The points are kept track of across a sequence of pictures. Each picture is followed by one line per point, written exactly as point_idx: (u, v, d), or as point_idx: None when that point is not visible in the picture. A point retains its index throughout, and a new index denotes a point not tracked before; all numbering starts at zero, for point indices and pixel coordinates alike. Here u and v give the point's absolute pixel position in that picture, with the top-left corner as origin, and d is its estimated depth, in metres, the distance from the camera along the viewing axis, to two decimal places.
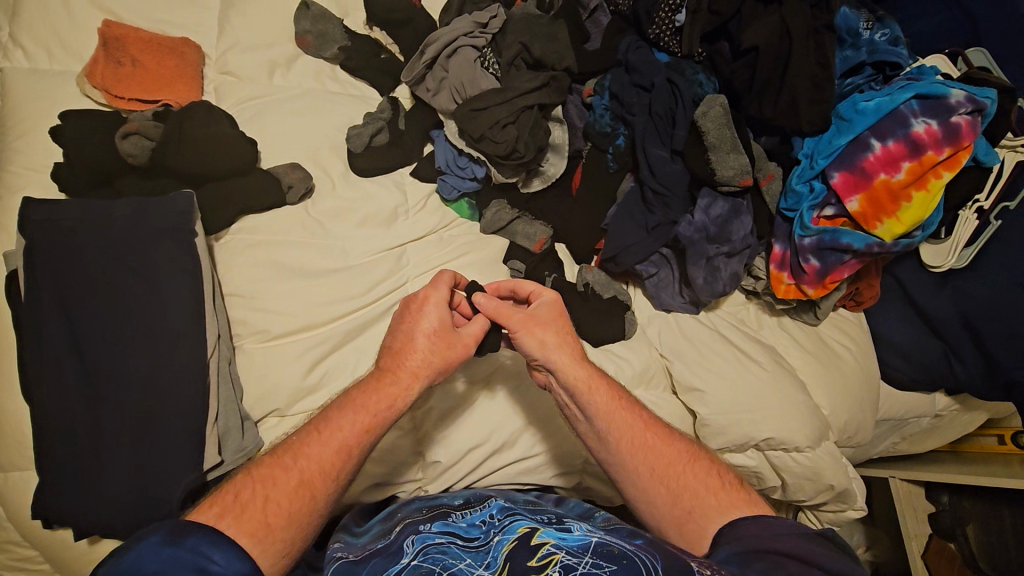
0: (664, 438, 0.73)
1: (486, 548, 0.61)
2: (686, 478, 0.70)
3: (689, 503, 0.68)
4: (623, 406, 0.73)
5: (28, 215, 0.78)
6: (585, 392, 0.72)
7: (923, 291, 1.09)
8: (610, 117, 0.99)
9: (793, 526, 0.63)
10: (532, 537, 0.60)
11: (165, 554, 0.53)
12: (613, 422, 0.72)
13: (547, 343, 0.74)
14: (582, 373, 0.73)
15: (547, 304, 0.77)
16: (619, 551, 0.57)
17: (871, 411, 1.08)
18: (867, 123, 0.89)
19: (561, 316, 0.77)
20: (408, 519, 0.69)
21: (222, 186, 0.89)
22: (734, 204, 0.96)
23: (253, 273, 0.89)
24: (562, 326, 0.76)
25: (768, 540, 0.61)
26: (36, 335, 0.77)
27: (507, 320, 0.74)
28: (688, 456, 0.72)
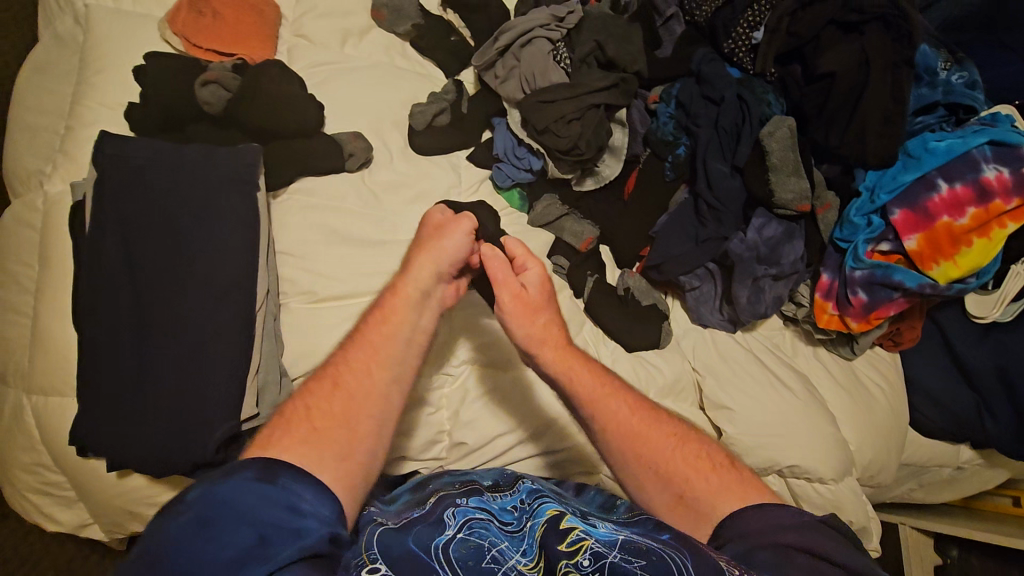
0: (654, 417, 0.70)
1: (522, 534, 0.62)
2: (672, 463, 0.67)
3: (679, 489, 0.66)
4: (609, 392, 0.70)
5: (101, 148, 0.80)
6: (565, 379, 0.71)
7: (964, 341, 1.08)
8: (673, 125, 0.99)
9: (797, 514, 0.60)
10: (561, 521, 0.61)
11: (258, 490, 0.52)
12: (596, 409, 0.69)
13: (528, 334, 0.72)
14: (562, 363, 0.71)
15: (534, 274, 0.75)
16: (647, 547, 0.57)
17: (895, 452, 1.07)
18: (935, 163, 0.88)
19: (549, 291, 0.75)
20: (442, 492, 0.70)
21: (289, 145, 0.90)
22: (788, 227, 0.96)
23: (304, 234, 0.90)
24: (550, 299, 0.75)
25: (785, 536, 0.58)
26: (95, 266, 0.78)
27: (500, 290, 0.72)
28: (669, 439, 0.68)
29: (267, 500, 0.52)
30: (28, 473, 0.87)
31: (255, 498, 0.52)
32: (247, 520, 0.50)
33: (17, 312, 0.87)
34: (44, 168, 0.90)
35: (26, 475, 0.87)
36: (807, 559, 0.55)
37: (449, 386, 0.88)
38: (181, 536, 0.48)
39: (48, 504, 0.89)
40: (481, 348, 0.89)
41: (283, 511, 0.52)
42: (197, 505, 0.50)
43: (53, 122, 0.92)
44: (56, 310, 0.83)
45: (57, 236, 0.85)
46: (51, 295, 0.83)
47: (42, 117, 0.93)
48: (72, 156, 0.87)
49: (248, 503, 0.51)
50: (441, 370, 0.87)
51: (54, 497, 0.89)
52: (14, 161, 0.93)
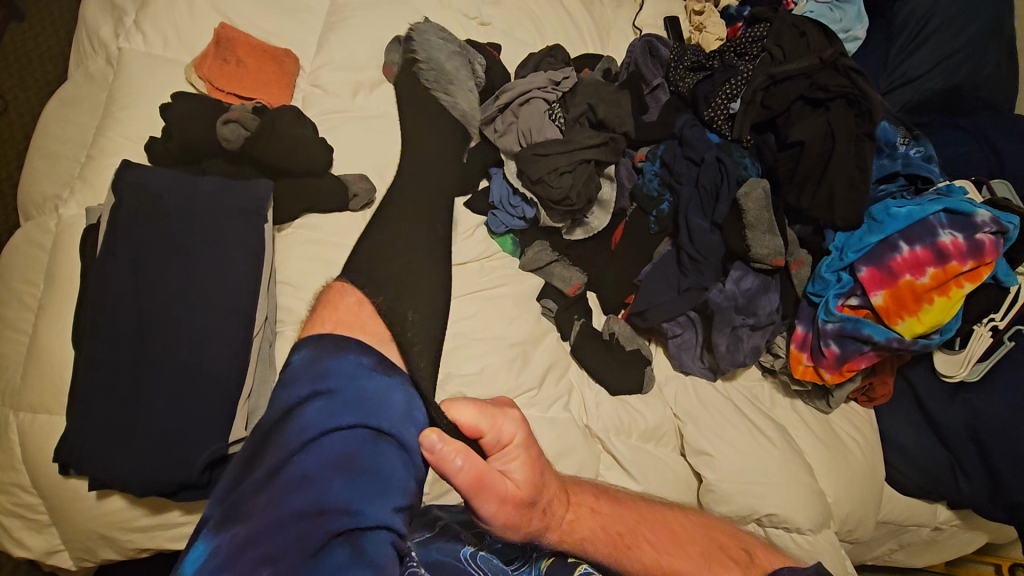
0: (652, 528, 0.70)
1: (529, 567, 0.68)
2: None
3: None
4: (631, 542, 0.68)
5: (122, 175, 0.84)
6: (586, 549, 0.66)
7: (934, 399, 1.12)
8: (658, 182, 1.06)
9: None
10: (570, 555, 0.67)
11: (380, 378, 0.66)
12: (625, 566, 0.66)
13: (533, 529, 0.62)
14: (578, 537, 0.66)
15: (511, 449, 0.61)
16: None
17: (872, 509, 1.09)
18: (897, 226, 0.95)
19: (534, 453, 0.64)
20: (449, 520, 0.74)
21: (298, 182, 0.96)
22: (763, 280, 1.01)
23: (305, 266, 0.94)
24: (539, 459, 0.65)
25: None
26: (100, 286, 0.81)
27: (484, 502, 0.58)
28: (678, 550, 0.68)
29: (379, 411, 0.62)
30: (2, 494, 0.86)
31: (372, 401, 0.63)
32: (361, 417, 0.60)
33: (16, 329, 0.88)
34: (60, 192, 0.95)
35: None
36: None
37: None
38: (312, 416, 0.59)
39: (18, 527, 0.87)
40: (477, 385, 0.93)
41: (400, 400, 0.65)
42: (326, 390, 0.62)
43: (75, 151, 0.98)
44: (56, 327, 0.85)
45: (67, 256, 0.88)
46: (53, 312, 0.85)
47: (64, 146, 0.98)
48: (91, 182, 0.92)
49: (367, 393, 0.63)
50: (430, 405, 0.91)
51: (25, 520, 0.87)
52: (31, 185, 0.97)
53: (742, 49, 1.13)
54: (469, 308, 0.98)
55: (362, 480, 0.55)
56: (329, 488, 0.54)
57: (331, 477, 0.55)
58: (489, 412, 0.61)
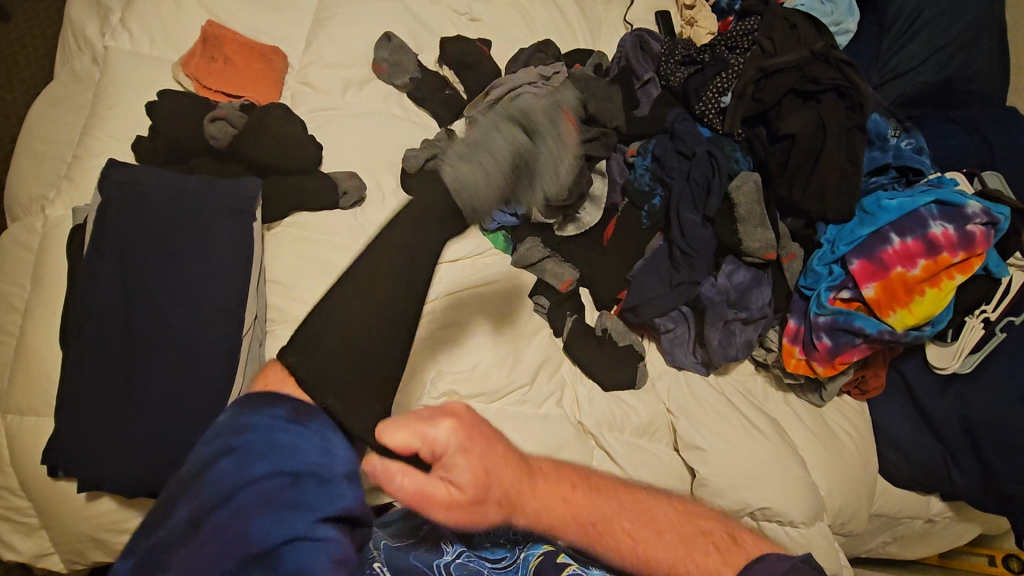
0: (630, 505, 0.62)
1: (514, 567, 0.63)
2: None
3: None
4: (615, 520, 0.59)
5: (109, 174, 0.84)
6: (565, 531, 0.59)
7: (927, 391, 1.12)
8: (649, 177, 1.06)
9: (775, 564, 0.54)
10: (558, 556, 0.63)
11: (296, 431, 0.50)
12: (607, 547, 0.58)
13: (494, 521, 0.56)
14: (553, 520, 0.58)
15: (452, 451, 0.53)
16: None
17: (865, 503, 1.09)
18: (889, 218, 0.95)
19: (485, 447, 0.56)
20: None
21: (288, 180, 0.95)
22: (756, 274, 1.02)
23: (294, 264, 0.94)
24: (493, 451, 0.56)
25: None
26: (88, 286, 0.80)
27: (426, 511, 0.52)
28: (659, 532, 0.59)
29: (299, 445, 0.50)
30: None
31: (287, 440, 0.50)
32: (273, 462, 0.48)
33: (3, 331, 0.87)
34: (46, 192, 0.94)
35: None
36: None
37: None
38: (218, 465, 0.48)
39: (7, 531, 0.86)
40: (468, 383, 0.93)
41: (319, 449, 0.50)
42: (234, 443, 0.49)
43: (60, 151, 0.97)
44: (43, 328, 0.84)
45: (53, 257, 0.87)
46: (40, 313, 0.85)
47: (50, 145, 0.97)
48: (78, 182, 0.91)
49: (283, 439, 0.49)
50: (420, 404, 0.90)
51: (14, 523, 0.86)
52: (18, 186, 0.96)
53: (732, 43, 1.13)
54: (460, 305, 0.97)
55: (280, 517, 0.46)
56: (245, 532, 0.45)
57: (246, 520, 0.46)
58: (414, 423, 0.52)
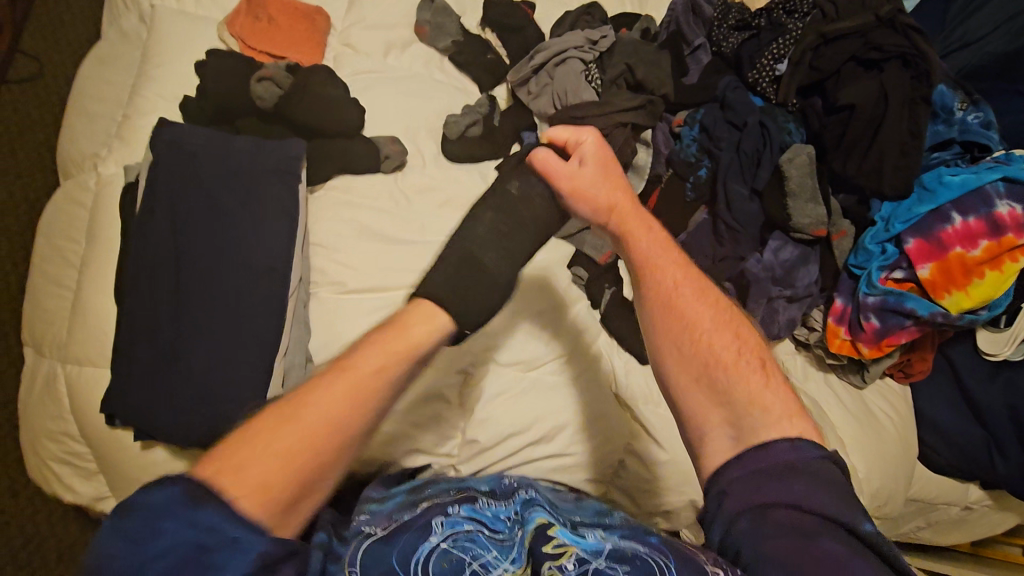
0: (699, 295, 0.68)
1: (512, 543, 0.66)
2: (673, 363, 0.65)
3: (682, 397, 0.64)
4: (696, 283, 0.69)
5: (160, 133, 0.85)
6: (648, 273, 0.69)
7: (974, 377, 1.10)
8: (697, 147, 1.03)
9: (795, 455, 0.58)
10: (549, 529, 0.65)
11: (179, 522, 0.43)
12: (668, 312, 0.67)
13: (596, 207, 0.74)
14: (641, 253, 0.71)
15: (591, 156, 0.76)
16: (633, 553, 0.61)
17: (902, 486, 1.08)
18: (950, 196, 0.90)
19: (617, 181, 0.75)
20: (436, 498, 0.73)
21: (331, 144, 0.96)
22: (803, 251, 0.99)
23: (338, 228, 0.94)
24: (613, 182, 0.75)
25: (766, 489, 0.57)
26: (141, 243, 0.82)
27: (556, 178, 0.75)
28: (711, 327, 0.66)
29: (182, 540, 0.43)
30: (54, 441, 0.90)
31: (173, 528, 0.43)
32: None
33: (62, 285, 0.91)
34: (98, 151, 0.96)
35: (51, 443, 0.90)
36: (785, 515, 0.55)
37: (465, 384, 0.92)
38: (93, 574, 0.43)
39: (68, 474, 0.92)
40: (507, 352, 0.94)
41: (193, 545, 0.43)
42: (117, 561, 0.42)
43: (112, 110, 0.99)
44: (98, 282, 0.87)
45: (106, 213, 0.89)
46: (94, 268, 0.87)
47: (101, 105, 0.99)
48: (127, 140, 0.93)
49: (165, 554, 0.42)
50: (459, 369, 0.91)
51: (74, 467, 0.91)
52: (71, 143, 0.98)
53: (791, 6, 1.07)
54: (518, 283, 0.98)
55: None
56: None
57: None
58: (575, 130, 0.78)
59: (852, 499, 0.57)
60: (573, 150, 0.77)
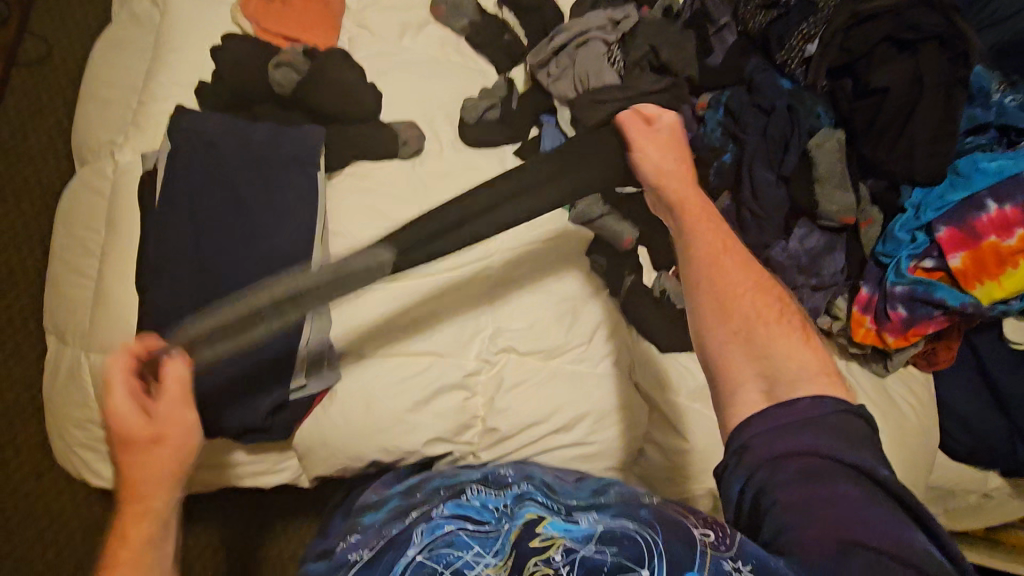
0: (742, 265, 0.70)
1: (496, 535, 0.65)
2: (710, 313, 0.67)
3: (724, 355, 0.65)
4: (736, 250, 0.71)
5: (177, 120, 0.84)
6: (689, 231, 0.72)
7: (998, 365, 1.09)
8: (722, 132, 1.00)
9: (826, 416, 0.58)
10: (537, 524, 0.62)
11: None
12: (715, 265, 0.69)
13: (662, 169, 0.77)
14: (696, 212, 0.73)
15: (660, 138, 0.80)
16: (621, 531, 0.57)
17: (922, 474, 1.07)
18: (985, 182, 0.88)
19: (677, 157, 0.78)
20: (428, 502, 0.78)
21: (349, 130, 0.94)
22: (830, 239, 0.97)
23: (353, 216, 0.92)
24: (680, 156, 0.78)
25: (797, 439, 0.57)
26: (161, 233, 0.82)
27: (630, 129, 0.80)
28: (753, 288, 0.68)
29: None
30: (80, 428, 0.92)
31: None
32: None
33: (82, 274, 0.91)
34: (113, 137, 0.95)
35: (78, 429, 0.92)
36: (795, 464, 0.56)
37: (486, 372, 0.91)
38: None
39: (94, 460, 0.93)
40: (523, 339, 0.93)
41: None
42: None
43: (127, 96, 0.97)
44: (118, 272, 0.87)
45: (124, 202, 0.89)
46: (114, 257, 0.87)
47: (114, 89, 0.98)
48: (142, 126, 0.91)
49: None
50: (479, 357, 0.91)
51: (100, 453, 0.93)
52: (86, 130, 0.97)
53: None
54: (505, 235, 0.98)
55: None
56: None
57: None
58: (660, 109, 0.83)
59: (873, 447, 0.58)
60: (653, 124, 0.81)
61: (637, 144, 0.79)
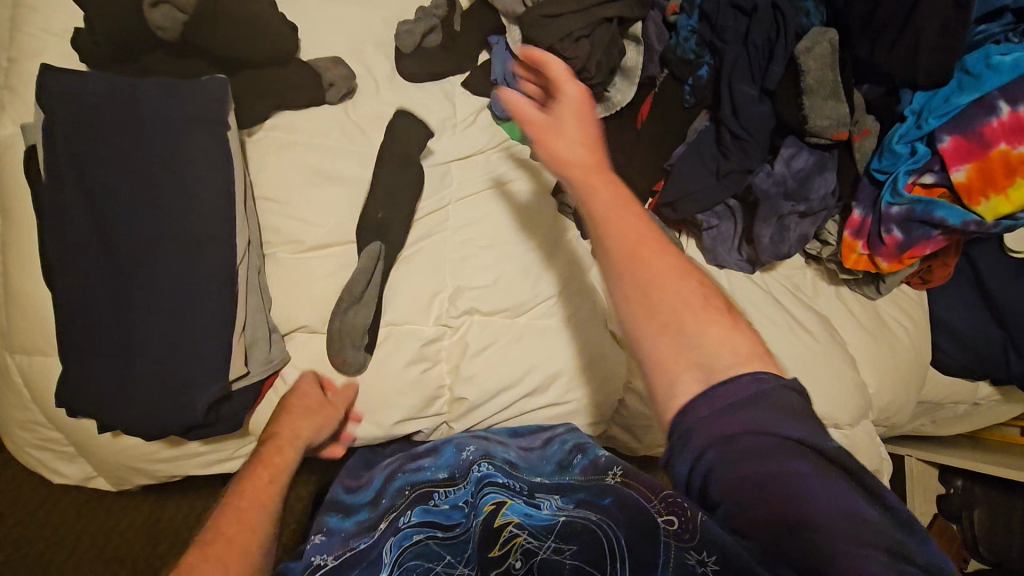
0: (662, 245, 0.56)
1: (465, 539, 0.73)
2: (632, 313, 0.54)
3: (653, 355, 0.53)
4: (646, 227, 0.57)
5: (49, 82, 0.71)
6: (588, 208, 0.57)
7: (996, 276, 1.03)
8: (695, 42, 0.87)
9: (768, 397, 0.49)
10: (497, 518, 0.72)
11: None
12: (619, 253, 0.55)
13: (564, 155, 0.59)
14: (613, 199, 0.57)
15: (570, 108, 0.61)
16: (582, 526, 0.67)
17: (912, 395, 1.04)
18: (997, 81, 0.77)
19: (594, 138, 0.60)
20: (393, 510, 0.78)
21: (260, 76, 0.81)
22: (820, 157, 0.87)
23: (285, 177, 0.82)
24: (580, 136, 0.59)
25: (754, 422, 0.48)
26: (56, 219, 0.71)
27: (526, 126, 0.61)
28: (666, 271, 0.55)
29: None
30: (25, 430, 0.86)
31: None
32: None
33: None
34: None
35: (23, 431, 0.86)
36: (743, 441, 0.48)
37: (449, 337, 0.85)
38: None
39: (49, 459, 0.89)
40: (427, 306, 0.84)
41: None
42: None
43: None
44: (23, 264, 0.77)
45: (14, 183, 0.77)
46: (16, 248, 0.77)
47: None
48: (17, 92, 0.78)
49: None
50: (440, 322, 0.84)
51: (54, 452, 0.88)
52: None
53: None
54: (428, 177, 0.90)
55: None
56: None
57: None
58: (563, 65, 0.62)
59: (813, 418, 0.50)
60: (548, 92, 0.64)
61: (559, 109, 0.61)
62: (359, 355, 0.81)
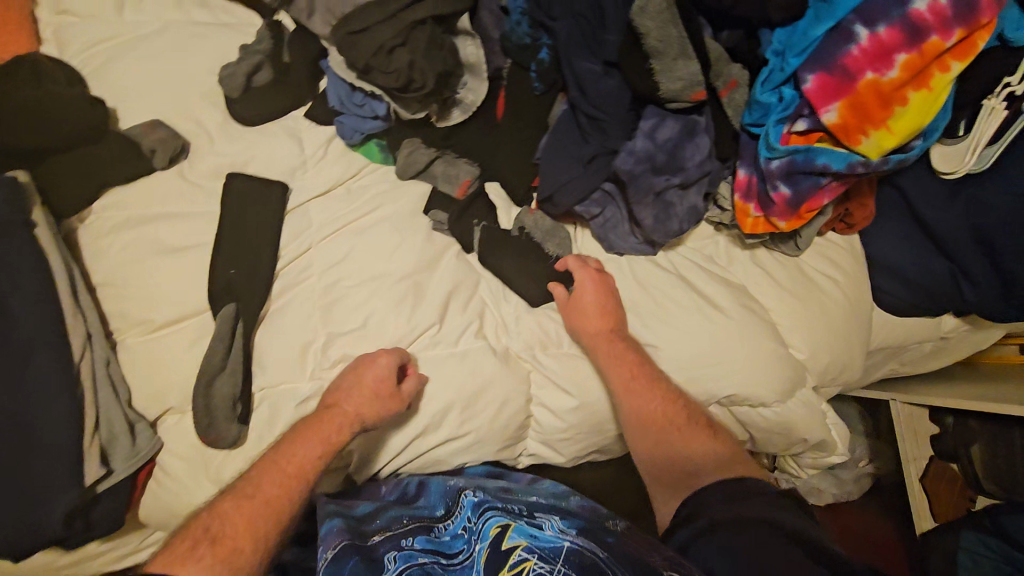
0: (667, 399, 0.79)
1: (470, 563, 0.65)
2: (637, 439, 0.78)
3: (649, 462, 0.78)
4: (644, 383, 0.79)
5: None
6: (614, 365, 0.80)
7: (929, 203, 0.93)
8: (528, 23, 0.80)
9: (760, 495, 0.66)
10: (504, 541, 0.65)
11: None
12: (633, 396, 0.78)
13: (585, 327, 0.82)
14: (614, 359, 0.80)
15: (588, 292, 0.83)
16: (592, 561, 0.62)
17: (860, 350, 0.95)
18: (850, 4, 0.69)
19: (604, 309, 0.82)
20: (389, 529, 0.71)
21: (70, 160, 0.77)
22: (686, 122, 0.78)
23: (123, 257, 0.78)
24: (604, 315, 0.82)
25: (742, 512, 0.65)
26: None
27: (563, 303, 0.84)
28: (678, 411, 0.79)
29: None
30: None
31: None
32: None
33: None
34: None
35: None
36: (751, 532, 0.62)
37: None
38: None
39: None
40: (298, 362, 0.79)
41: None
42: None
43: None
44: None
45: None
46: None
47: None
48: None
49: None
50: (314, 376, 0.80)
51: None
52: None
53: None
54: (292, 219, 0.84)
55: None
56: None
57: None
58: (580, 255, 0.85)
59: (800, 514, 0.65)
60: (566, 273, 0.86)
61: (575, 291, 0.83)
62: (231, 429, 0.76)
